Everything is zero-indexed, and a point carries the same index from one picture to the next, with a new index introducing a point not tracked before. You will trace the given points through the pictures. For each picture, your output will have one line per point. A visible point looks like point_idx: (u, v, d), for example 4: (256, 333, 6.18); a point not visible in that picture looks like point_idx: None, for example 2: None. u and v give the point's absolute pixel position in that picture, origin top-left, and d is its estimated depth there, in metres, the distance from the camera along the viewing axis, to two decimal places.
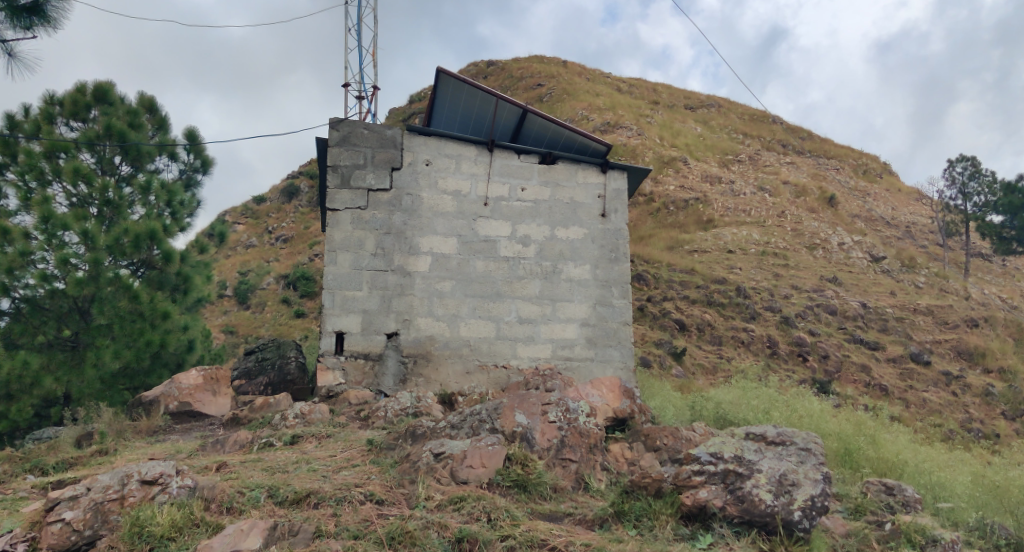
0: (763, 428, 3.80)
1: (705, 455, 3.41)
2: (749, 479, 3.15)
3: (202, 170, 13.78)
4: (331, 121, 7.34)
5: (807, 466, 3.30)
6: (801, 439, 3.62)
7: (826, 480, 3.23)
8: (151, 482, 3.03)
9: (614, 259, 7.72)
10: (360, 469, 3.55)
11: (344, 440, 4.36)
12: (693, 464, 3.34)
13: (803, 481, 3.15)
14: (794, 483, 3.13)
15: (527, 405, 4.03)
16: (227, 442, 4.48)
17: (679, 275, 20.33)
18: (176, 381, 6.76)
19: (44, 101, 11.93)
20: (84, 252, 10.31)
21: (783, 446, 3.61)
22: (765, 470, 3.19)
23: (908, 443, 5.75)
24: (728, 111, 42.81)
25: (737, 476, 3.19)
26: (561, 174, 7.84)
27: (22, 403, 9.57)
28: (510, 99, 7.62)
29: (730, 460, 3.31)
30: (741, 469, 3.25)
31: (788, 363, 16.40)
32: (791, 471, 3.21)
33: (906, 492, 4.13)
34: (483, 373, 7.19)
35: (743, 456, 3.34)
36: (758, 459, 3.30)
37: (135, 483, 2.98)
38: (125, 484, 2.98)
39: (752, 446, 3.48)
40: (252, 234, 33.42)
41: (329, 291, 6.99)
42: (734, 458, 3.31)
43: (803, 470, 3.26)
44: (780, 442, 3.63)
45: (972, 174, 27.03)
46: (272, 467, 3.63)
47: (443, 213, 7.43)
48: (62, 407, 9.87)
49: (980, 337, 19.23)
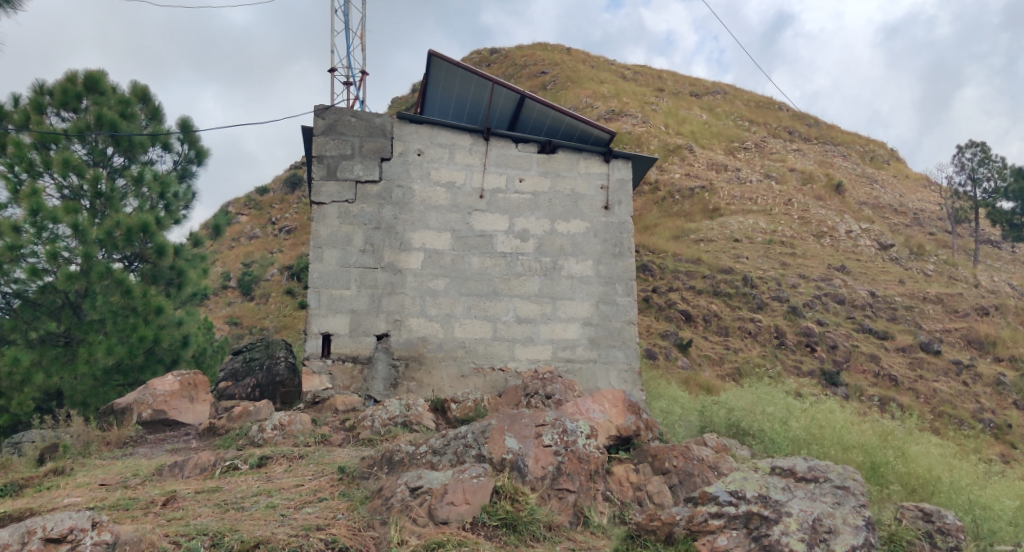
0: (792, 461, 3.32)
1: (723, 493, 2.96)
2: (777, 525, 2.72)
3: (197, 161, 13.31)
4: (315, 108, 6.86)
5: (846, 510, 2.88)
6: (838, 475, 3.14)
7: (868, 527, 2.81)
8: (58, 541, 2.48)
9: (617, 254, 7.26)
10: (326, 505, 3.11)
11: (317, 464, 3.93)
12: (710, 505, 2.89)
13: (843, 528, 2.72)
14: (831, 530, 2.71)
15: (519, 428, 3.57)
16: (186, 465, 4.04)
17: (686, 265, 19.80)
18: (150, 388, 6.34)
19: (34, 91, 11.46)
20: (75, 245, 9.87)
21: (815, 483, 3.13)
22: (796, 513, 2.76)
23: (940, 455, 5.26)
24: (733, 98, 42.12)
25: (763, 521, 2.76)
26: (562, 164, 7.36)
27: (21, 397, 9.21)
28: (507, 84, 7.14)
29: (754, 500, 2.89)
30: (767, 512, 2.82)
31: (796, 354, 15.91)
32: (827, 516, 2.78)
33: (947, 518, 3.57)
34: (479, 376, 6.75)
35: (769, 496, 2.92)
36: (786, 500, 2.87)
37: (36, 544, 2.42)
38: (25, 545, 2.44)
39: (780, 484, 3.03)
40: (255, 226, 32.94)
41: (315, 291, 6.54)
42: (759, 499, 2.88)
43: (841, 514, 2.82)
44: (813, 479, 3.16)
45: (982, 159, 26.29)
46: (226, 502, 3.18)
47: (436, 206, 6.96)
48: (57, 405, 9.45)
49: (991, 325, 18.69)
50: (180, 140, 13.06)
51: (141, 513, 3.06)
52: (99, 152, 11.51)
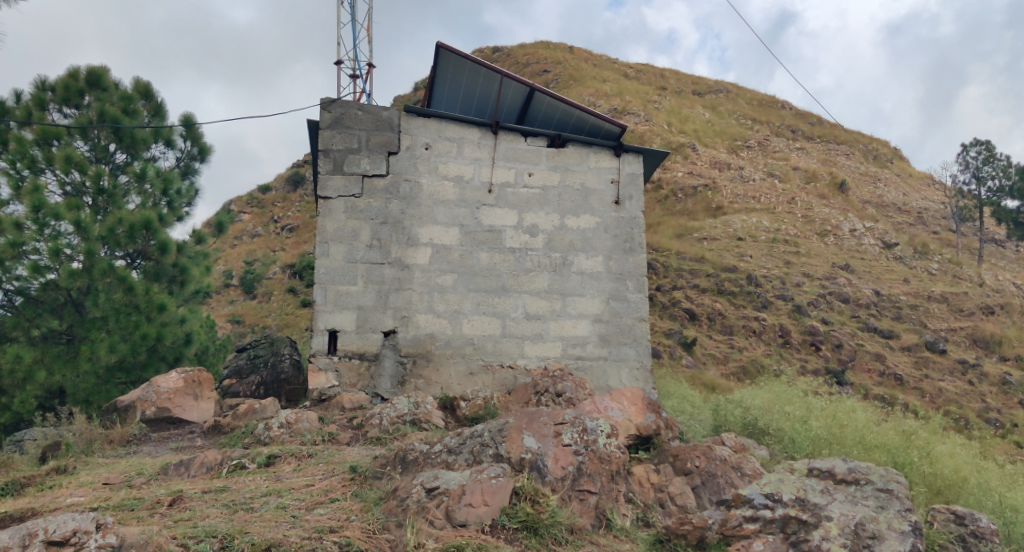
0: (830, 462, 3.35)
1: (758, 496, 3.05)
2: (816, 531, 2.80)
3: (200, 158, 13.18)
4: (322, 101, 6.73)
5: (890, 514, 2.93)
6: (880, 477, 3.18)
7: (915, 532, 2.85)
8: (61, 544, 2.35)
9: (628, 250, 7.11)
10: (338, 507, 2.99)
11: (326, 463, 3.80)
12: (745, 508, 2.98)
13: (888, 534, 2.77)
14: (874, 535, 2.77)
15: (537, 426, 3.45)
16: (192, 464, 3.90)
17: (689, 263, 19.64)
18: (154, 385, 6.21)
19: (36, 87, 11.32)
20: (77, 242, 9.75)
21: (858, 485, 3.17)
22: (837, 518, 2.85)
23: (963, 456, 5.10)
24: (736, 96, 41.90)
25: (801, 525, 2.85)
26: (572, 158, 7.22)
27: (24, 394, 9.11)
28: (516, 77, 7.00)
29: (791, 503, 2.98)
30: (806, 515, 2.91)
31: (801, 352, 15.77)
32: (870, 521, 2.84)
33: (981, 521, 3.41)
34: (488, 374, 6.62)
35: (806, 499, 2.99)
36: (826, 504, 2.95)
37: (37, 548, 2.30)
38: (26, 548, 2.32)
39: (818, 487, 3.11)
40: (257, 224, 32.83)
41: (321, 286, 6.42)
42: (796, 502, 2.96)
43: (886, 520, 2.88)
44: (853, 480, 3.20)
45: (986, 158, 26.02)
46: (235, 503, 3.05)
47: (444, 200, 6.83)
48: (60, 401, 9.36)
49: (997, 324, 18.47)
50: (182, 136, 12.92)
51: (146, 514, 2.93)
52: (102, 149, 11.39)
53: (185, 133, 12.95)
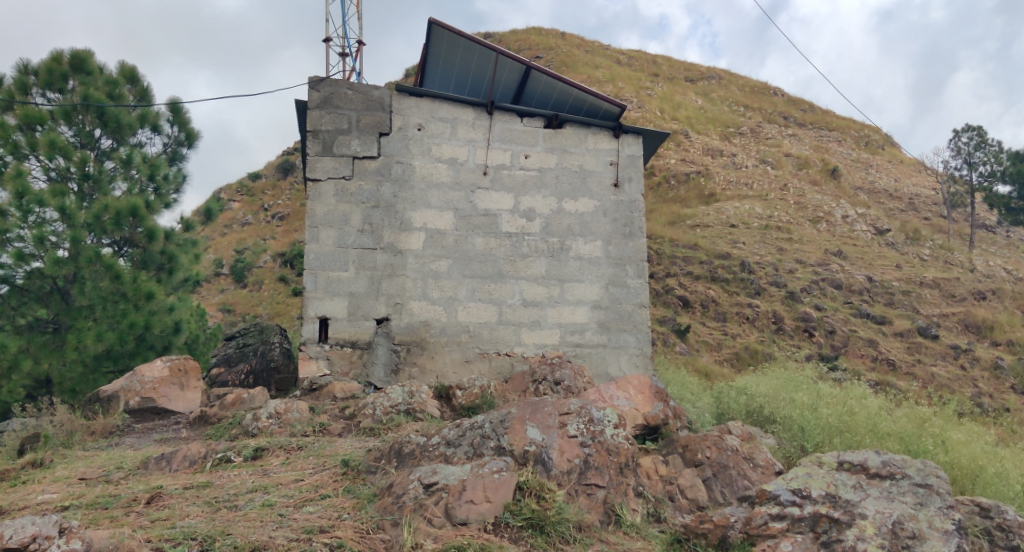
0: (863, 455, 3.24)
1: (785, 492, 2.92)
2: (850, 529, 2.67)
3: (188, 144, 12.84)
4: (310, 80, 6.45)
5: (931, 511, 2.83)
6: (917, 470, 3.08)
7: (958, 531, 2.74)
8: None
9: (628, 234, 6.91)
10: (329, 504, 2.77)
11: (317, 456, 3.57)
12: (771, 505, 2.85)
13: (927, 532, 2.67)
14: (914, 535, 2.65)
15: (541, 416, 3.24)
16: (174, 457, 3.64)
17: (683, 250, 19.46)
18: (138, 374, 5.96)
19: (18, 70, 10.95)
20: (63, 229, 9.54)
21: (892, 480, 3.07)
22: (871, 516, 2.73)
23: (978, 445, 4.93)
24: (728, 83, 41.66)
25: (832, 524, 2.73)
26: (570, 139, 6.99)
27: (10, 384, 8.87)
28: (511, 54, 6.73)
29: (821, 500, 2.85)
30: (837, 513, 2.78)
31: (794, 339, 15.65)
32: (908, 518, 2.73)
33: (1008, 514, 3.27)
34: (484, 361, 6.43)
35: (837, 495, 2.88)
36: (858, 500, 2.84)
37: None
38: None
39: (850, 482, 3.00)
40: (247, 212, 32.39)
41: (311, 273, 6.18)
42: (825, 498, 2.86)
43: (924, 517, 2.77)
44: (887, 475, 3.09)
45: (978, 144, 25.78)
46: (218, 500, 2.81)
47: (438, 183, 6.60)
48: (46, 392, 9.11)
49: (989, 310, 18.43)
50: (169, 121, 12.56)
51: (120, 513, 2.67)
52: (87, 134, 11.00)
53: (172, 118, 12.60)
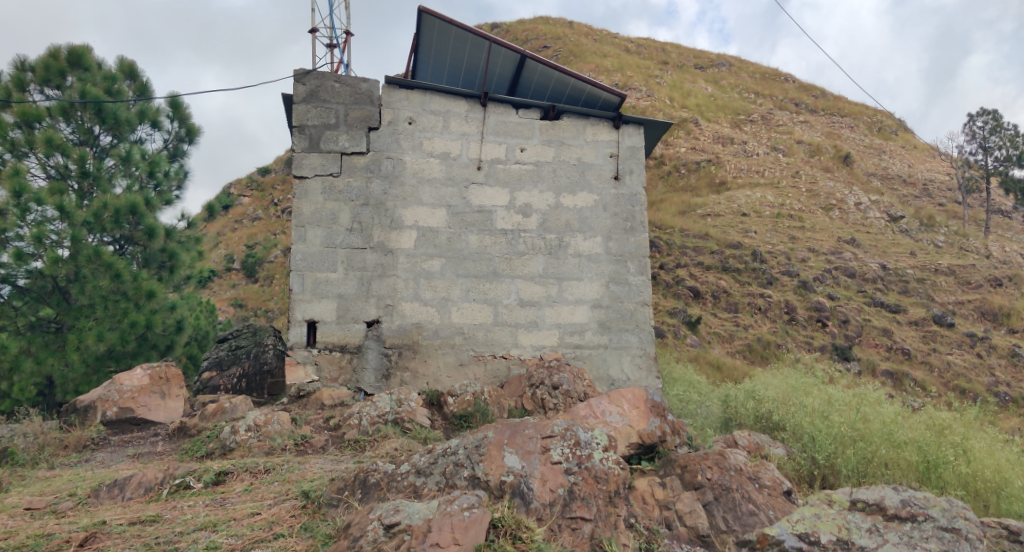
0: (880, 493, 3.07)
1: (790, 536, 2.83)
2: None
3: (188, 140, 12.58)
4: (296, 73, 6.13)
5: None
6: (941, 512, 2.92)
7: None
8: None
9: (629, 229, 6.56)
10: (280, 547, 2.54)
11: (281, 483, 3.31)
12: None
13: None
14: None
15: (521, 441, 2.95)
16: (128, 484, 3.36)
17: (693, 240, 19.00)
18: (117, 382, 5.70)
19: (13, 67, 10.61)
20: (62, 228, 9.26)
21: (914, 523, 2.90)
22: None
23: (1001, 452, 4.59)
24: (739, 70, 40.92)
25: None
26: (567, 131, 6.64)
27: (22, 382, 8.74)
28: (504, 42, 6.36)
29: (831, 546, 2.76)
30: None
31: (807, 329, 15.19)
32: None
33: None
34: (479, 365, 6.14)
35: (850, 541, 2.78)
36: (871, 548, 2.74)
37: None
38: None
39: (865, 525, 2.87)
40: (257, 206, 32.20)
41: (298, 274, 5.91)
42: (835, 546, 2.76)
43: None
44: (908, 516, 2.93)
45: (993, 128, 25.02)
46: (158, 542, 2.59)
47: (430, 179, 6.29)
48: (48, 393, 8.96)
49: (1005, 296, 17.92)
50: (169, 117, 12.28)
51: None
52: (86, 131, 10.68)
53: (172, 114, 12.31)
